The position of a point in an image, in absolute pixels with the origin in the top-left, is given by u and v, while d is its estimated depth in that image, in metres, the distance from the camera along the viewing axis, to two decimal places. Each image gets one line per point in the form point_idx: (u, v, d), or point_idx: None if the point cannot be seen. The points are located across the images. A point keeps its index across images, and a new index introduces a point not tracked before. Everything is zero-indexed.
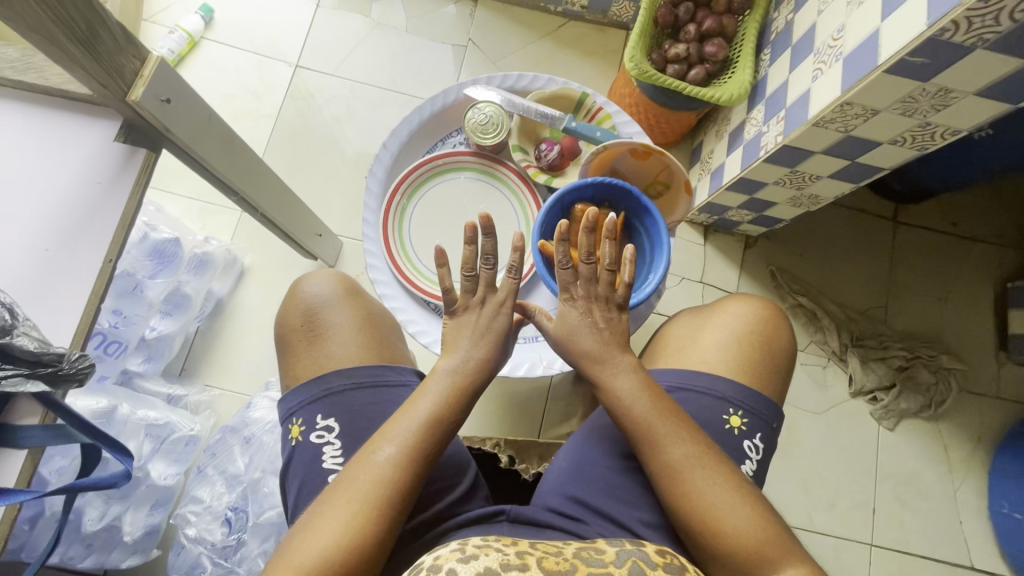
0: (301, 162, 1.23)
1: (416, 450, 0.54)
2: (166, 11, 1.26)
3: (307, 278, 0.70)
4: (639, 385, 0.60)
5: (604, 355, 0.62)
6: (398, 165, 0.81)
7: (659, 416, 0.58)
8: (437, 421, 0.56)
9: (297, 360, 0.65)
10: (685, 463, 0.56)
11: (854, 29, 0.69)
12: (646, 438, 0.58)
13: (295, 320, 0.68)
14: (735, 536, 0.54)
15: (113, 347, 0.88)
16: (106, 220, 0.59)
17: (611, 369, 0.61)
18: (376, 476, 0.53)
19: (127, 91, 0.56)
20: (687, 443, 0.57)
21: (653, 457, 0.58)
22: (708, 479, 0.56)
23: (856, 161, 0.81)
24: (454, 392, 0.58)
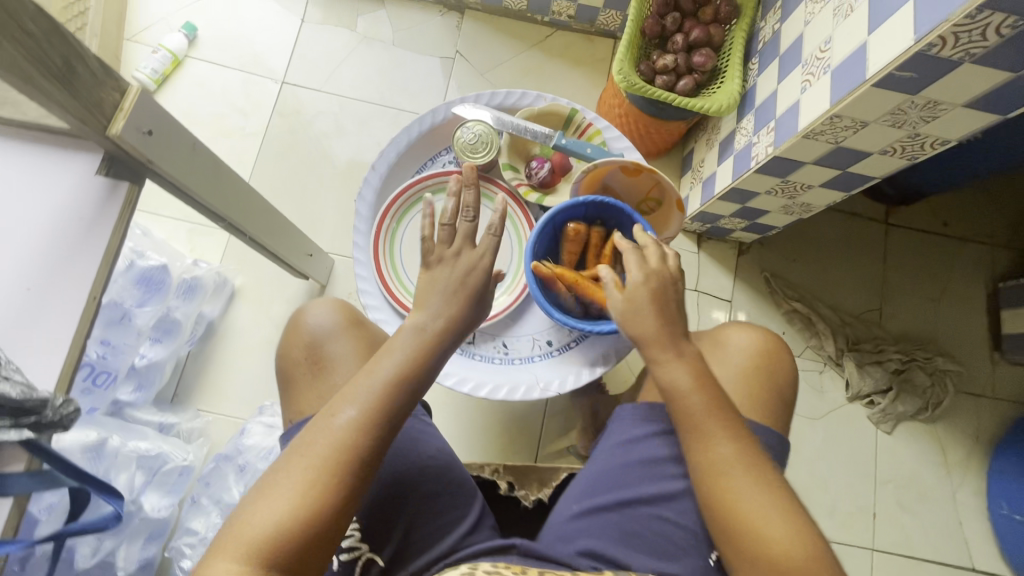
0: (290, 180, 1.21)
1: (379, 412, 0.54)
2: (149, 30, 1.24)
3: (310, 306, 0.66)
4: (695, 379, 0.61)
5: (669, 340, 0.62)
6: (386, 186, 0.79)
7: (709, 411, 0.59)
8: (405, 383, 0.56)
9: (300, 392, 0.62)
10: (732, 462, 0.58)
11: (841, 42, 0.69)
12: (694, 431, 0.59)
13: (298, 351, 0.64)
14: (772, 541, 0.54)
15: (102, 377, 0.86)
16: (88, 257, 0.58)
17: (667, 360, 0.62)
18: (338, 440, 0.52)
19: (107, 125, 0.55)
20: (734, 441, 0.58)
21: (701, 450, 0.59)
22: (749, 480, 0.57)
23: (846, 170, 0.81)
24: (421, 351, 0.57)
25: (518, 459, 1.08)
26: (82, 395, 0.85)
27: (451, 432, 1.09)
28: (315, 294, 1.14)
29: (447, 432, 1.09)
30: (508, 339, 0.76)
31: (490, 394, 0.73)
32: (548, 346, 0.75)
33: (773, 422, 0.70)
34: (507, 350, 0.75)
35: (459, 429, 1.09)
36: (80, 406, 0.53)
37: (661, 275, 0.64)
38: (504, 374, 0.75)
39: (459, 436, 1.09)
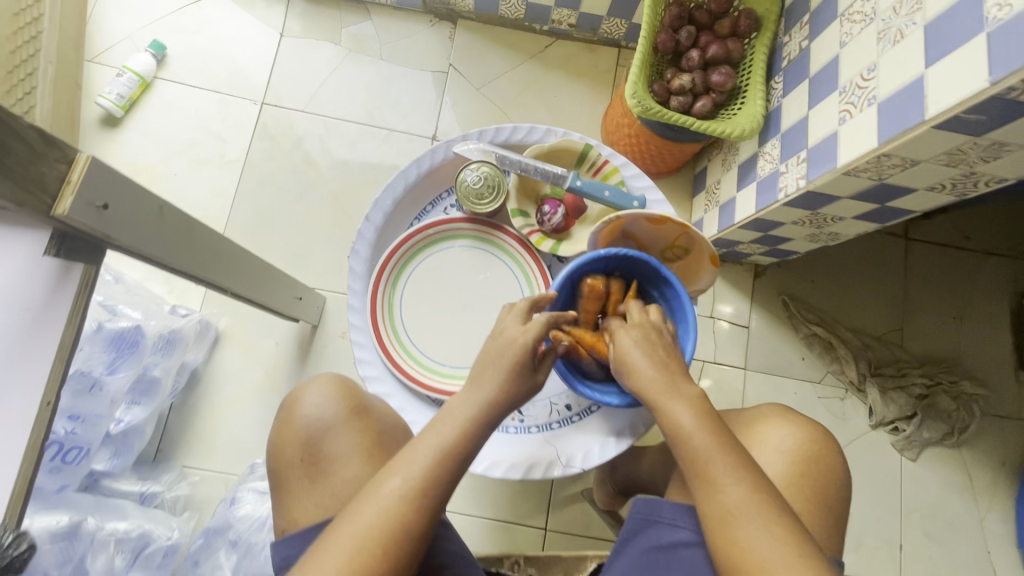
0: (275, 211, 1.12)
1: (426, 484, 0.51)
2: (113, 50, 1.14)
3: (307, 391, 0.61)
4: (698, 419, 0.54)
5: (669, 382, 0.57)
6: (383, 237, 0.71)
7: (714, 451, 0.52)
8: (453, 454, 0.53)
9: (295, 495, 0.58)
10: (741, 509, 0.50)
11: (889, 70, 0.61)
12: (701, 476, 0.52)
13: (293, 447, 0.59)
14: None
15: (72, 453, 0.77)
16: (37, 356, 0.50)
17: (668, 401, 0.56)
18: (381, 511, 0.49)
19: (52, 204, 0.46)
20: (745, 486, 0.51)
21: (705, 497, 0.52)
22: (764, 532, 0.48)
23: (885, 205, 0.75)
24: (472, 423, 0.55)
25: (530, 506, 1.02)
26: (49, 473, 0.76)
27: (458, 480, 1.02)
28: (307, 335, 1.06)
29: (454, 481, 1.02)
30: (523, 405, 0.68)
31: (507, 475, 0.65)
32: (568, 411, 0.68)
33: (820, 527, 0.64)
34: (522, 417, 0.68)
35: (466, 477, 1.02)
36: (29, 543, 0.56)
37: (645, 320, 0.61)
38: (520, 450, 0.66)
39: (467, 484, 1.02)
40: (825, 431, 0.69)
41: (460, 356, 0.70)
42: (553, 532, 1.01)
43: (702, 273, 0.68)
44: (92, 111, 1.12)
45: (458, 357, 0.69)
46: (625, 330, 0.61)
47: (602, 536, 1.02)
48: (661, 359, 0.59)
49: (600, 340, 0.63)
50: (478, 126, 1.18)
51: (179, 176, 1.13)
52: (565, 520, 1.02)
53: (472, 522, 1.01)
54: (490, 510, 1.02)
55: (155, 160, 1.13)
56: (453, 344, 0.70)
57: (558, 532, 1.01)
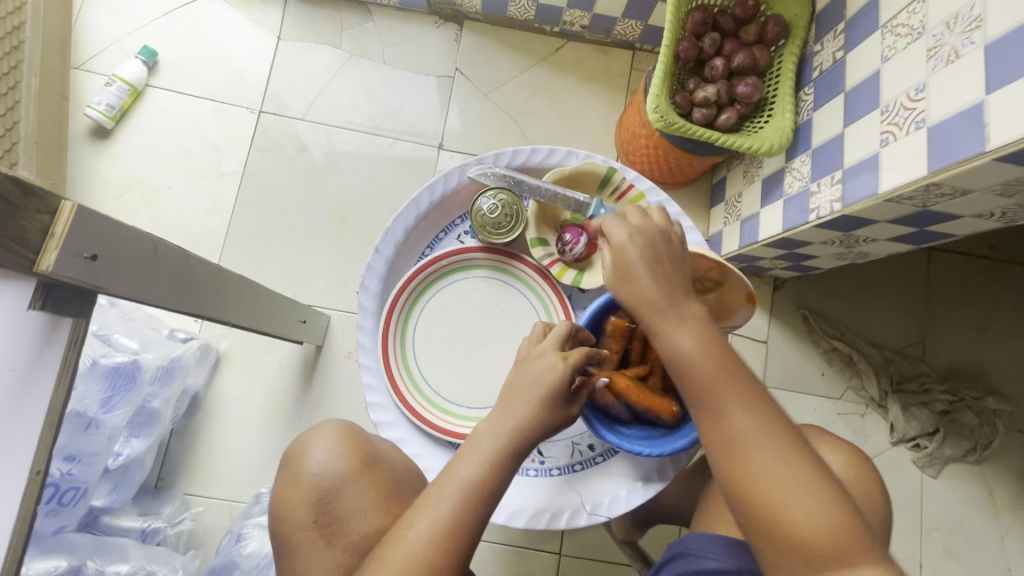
0: (275, 225, 1.08)
1: (453, 527, 0.48)
2: (101, 56, 1.09)
3: (311, 446, 0.59)
4: (706, 344, 0.49)
5: (673, 303, 0.51)
6: (393, 270, 0.67)
7: (722, 378, 0.48)
8: (483, 491, 0.49)
9: (308, 559, 0.55)
10: (751, 440, 0.46)
11: (940, 93, 0.57)
12: (703, 404, 0.48)
13: (302, 508, 0.57)
14: (811, 534, 0.43)
15: (69, 495, 0.74)
16: (22, 422, 0.46)
17: (672, 317, 0.51)
18: (410, 554, 0.46)
19: (35, 260, 0.42)
20: (753, 413, 0.47)
21: (711, 429, 0.48)
22: (774, 459, 0.45)
23: (925, 229, 0.70)
24: (501, 455, 0.51)
25: (543, 531, 0.99)
26: (48, 516, 0.73)
27: None
28: (311, 357, 1.02)
29: None
30: (543, 445, 0.65)
31: (530, 524, 0.62)
32: (590, 451, 0.65)
33: None
34: (542, 459, 0.65)
35: None
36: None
37: (645, 221, 0.54)
38: (542, 495, 0.63)
39: None
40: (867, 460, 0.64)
41: (477, 396, 0.66)
42: (567, 557, 0.98)
43: (736, 309, 0.63)
44: (81, 121, 1.07)
45: (476, 397, 0.66)
46: (625, 233, 0.54)
47: (617, 560, 0.99)
48: (665, 272, 0.52)
49: (627, 381, 0.59)
50: (486, 134, 1.12)
51: (174, 189, 1.08)
52: (579, 545, 0.99)
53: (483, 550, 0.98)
54: (502, 535, 0.99)
55: (148, 173, 1.08)
56: (469, 382, 0.66)
57: (572, 557, 0.99)
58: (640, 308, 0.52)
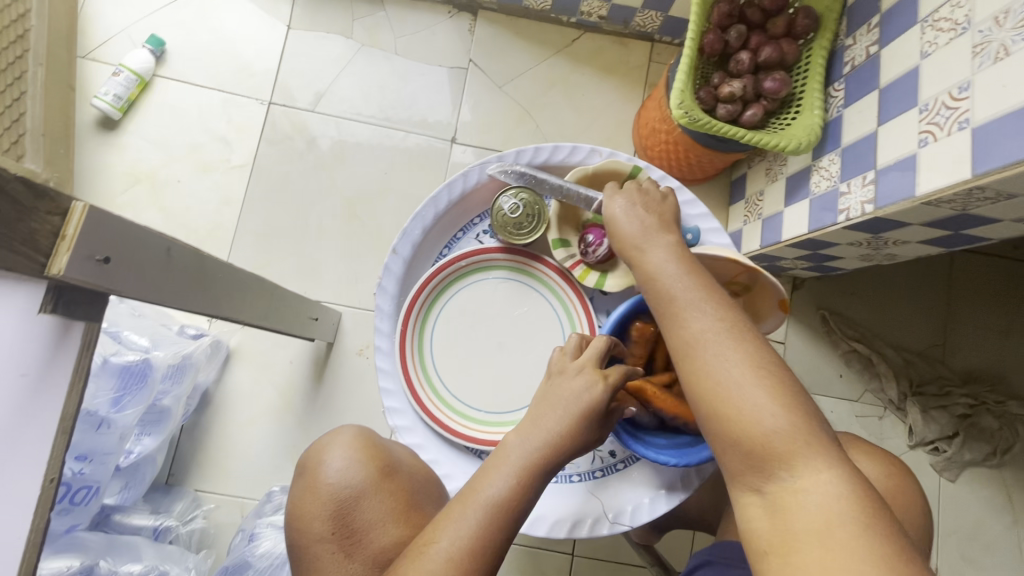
0: (285, 220, 1.06)
1: (475, 544, 0.46)
2: (108, 45, 1.06)
3: (327, 455, 0.58)
4: (676, 262, 0.53)
5: (646, 234, 0.55)
6: (410, 271, 0.65)
7: (685, 287, 0.50)
8: (510, 509, 0.48)
9: (326, 570, 0.54)
10: (703, 337, 0.48)
11: (987, 91, 0.54)
12: (664, 311, 0.51)
13: (319, 519, 0.56)
14: (749, 422, 0.44)
15: (81, 494, 0.73)
16: (35, 428, 0.45)
17: (645, 246, 0.54)
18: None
19: (46, 263, 0.40)
20: (713, 317, 0.48)
21: (670, 333, 0.50)
22: (725, 355, 0.46)
23: (960, 232, 0.68)
24: (530, 471, 0.50)
25: None
26: (60, 515, 0.72)
27: None
28: (322, 354, 1.00)
29: None
30: None
31: (551, 533, 0.61)
32: (611, 458, 0.63)
33: None
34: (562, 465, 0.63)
35: None
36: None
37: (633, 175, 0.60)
38: (564, 502, 0.62)
39: None
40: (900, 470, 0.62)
41: (495, 400, 0.64)
42: (580, 557, 0.98)
43: (766, 314, 0.61)
44: (88, 112, 1.05)
45: (494, 402, 0.64)
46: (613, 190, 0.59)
47: (631, 561, 0.98)
48: (643, 212, 0.57)
49: (653, 389, 0.57)
50: (500, 127, 1.10)
51: (183, 182, 1.06)
52: (592, 545, 0.98)
53: None
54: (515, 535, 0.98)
55: (157, 166, 1.06)
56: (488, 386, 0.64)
57: (585, 558, 0.98)
58: (617, 242, 0.56)
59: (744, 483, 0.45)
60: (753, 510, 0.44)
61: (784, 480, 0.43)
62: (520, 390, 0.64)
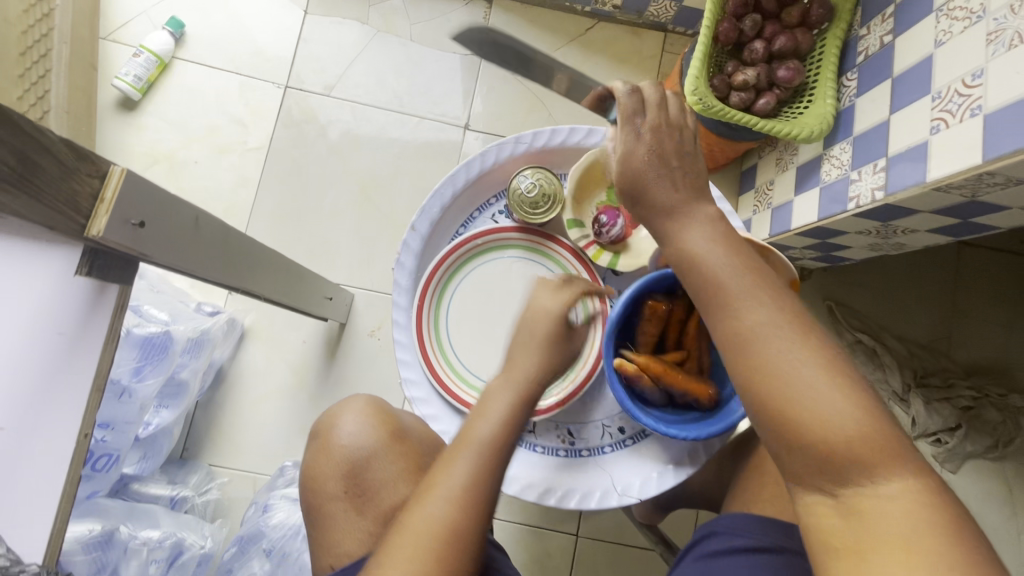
0: (301, 202, 1.08)
1: (471, 491, 0.47)
2: (128, 27, 1.08)
3: (340, 419, 0.60)
4: (718, 238, 0.46)
5: (680, 205, 0.47)
6: (428, 248, 0.67)
7: (734, 268, 0.44)
8: (499, 450, 0.49)
9: (339, 528, 0.56)
10: (761, 326, 0.42)
11: (1000, 79, 0.55)
12: (710, 296, 0.44)
13: (332, 479, 0.58)
14: (823, 421, 0.39)
15: (103, 460, 0.76)
16: (71, 384, 0.47)
17: (681, 218, 0.47)
18: (437, 516, 0.46)
19: (85, 224, 0.42)
20: (771, 306, 0.42)
21: (719, 322, 0.44)
22: (789, 347, 0.41)
23: (968, 220, 0.69)
24: (516, 405, 0.51)
25: (562, 512, 1.00)
26: (83, 481, 0.75)
27: None
28: (335, 334, 1.02)
29: None
30: (574, 427, 0.65)
31: (560, 503, 0.63)
32: (621, 434, 0.65)
33: None
34: (573, 440, 0.65)
35: None
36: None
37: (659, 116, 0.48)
38: (574, 474, 0.64)
39: None
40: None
41: None
42: (584, 538, 0.99)
43: None
44: (108, 93, 1.06)
45: None
46: (635, 137, 0.47)
47: (634, 542, 1.00)
48: (678, 176, 0.47)
49: (665, 365, 0.59)
50: (512, 114, 1.11)
51: (200, 163, 1.07)
52: (597, 527, 1.00)
53: (503, 527, 0.99)
54: (522, 515, 1.00)
55: (174, 146, 1.07)
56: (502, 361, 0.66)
57: (589, 539, 0.99)
58: (651, 214, 0.47)
59: (811, 487, 0.40)
60: (824, 517, 0.40)
61: (862, 485, 0.38)
62: None
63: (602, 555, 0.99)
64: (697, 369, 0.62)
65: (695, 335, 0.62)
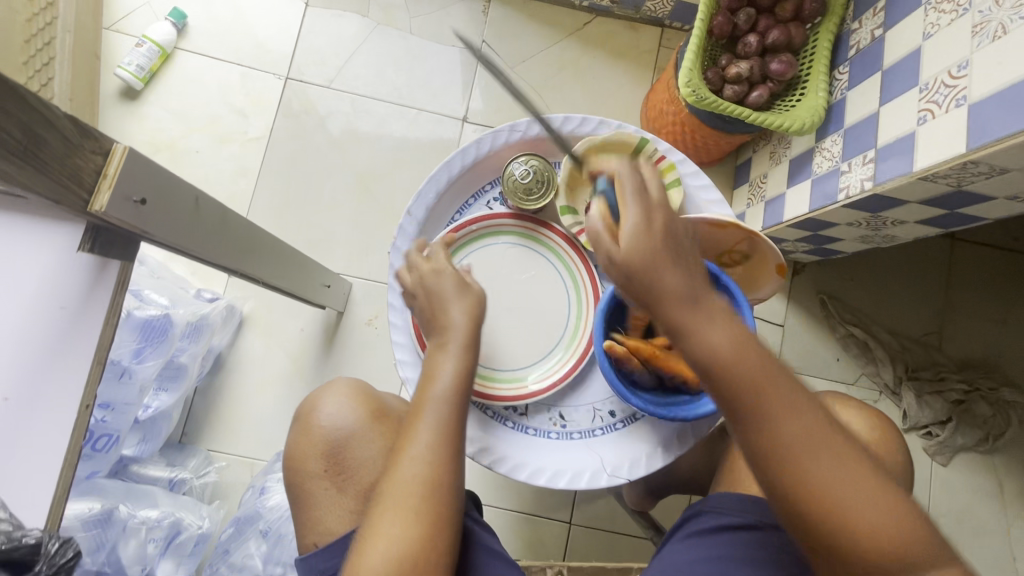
0: (300, 192, 1.09)
1: (438, 447, 0.52)
2: (131, 17, 1.09)
3: (321, 402, 0.62)
4: (739, 338, 0.44)
5: (696, 296, 0.45)
6: (423, 234, 0.68)
7: (761, 374, 0.44)
8: (456, 405, 0.54)
9: (322, 504, 0.59)
10: (801, 439, 0.43)
11: (984, 70, 0.57)
12: (748, 411, 0.44)
13: (314, 458, 0.60)
14: (871, 528, 0.42)
15: (103, 441, 0.77)
16: (73, 356, 0.48)
17: (699, 318, 0.45)
18: (415, 475, 0.51)
19: (89, 200, 0.43)
20: (807, 412, 0.44)
21: (759, 439, 0.44)
22: (828, 458, 0.43)
23: (955, 211, 0.70)
24: (462, 357, 0.56)
25: (555, 500, 1.01)
26: (82, 461, 0.76)
27: (483, 474, 1.01)
28: (333, 322, 1.03)
29: (479, 473, 1.01)
30: (566, 410, 0.66)
31: (551, 482, 0.64)
32: (612, 417, 0.66)
33: None
34: (564, 423, 0.66)
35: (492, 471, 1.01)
36: (78, 549, 0.53)
37: (657, 211, 0.47)
38: (565, 454, 0.65)
39: (491, 477, 1.01)
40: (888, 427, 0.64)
41: (501, 359, 0.67)
42: (577, 526, 1.01)
43: (764, 280, 0.64)
44: (111, 82, 1.08)
45: (500, 360, 0.67)
46: (644, 231, 0.46)
47: (627, 531, 1.01)
48: (691, 269, 0.46)
49: (655, 349, 0.60)
50: (509, 107, 1.12)
51: (201, 153, 1.09)
52: (590, 515, 1.01)
53: (496, 514, 1.00)
54: (515, 503, 1.01)
55: (175, 136, 1.09)
56: (495, 344, 0.67)
57: (582, 527, 1.01)
58: (669, 314, 0.45)
59: None
60: None
61: None
62: (526, 351, 0.67)
63: (595, 543, 1.00)
64: None
65: None
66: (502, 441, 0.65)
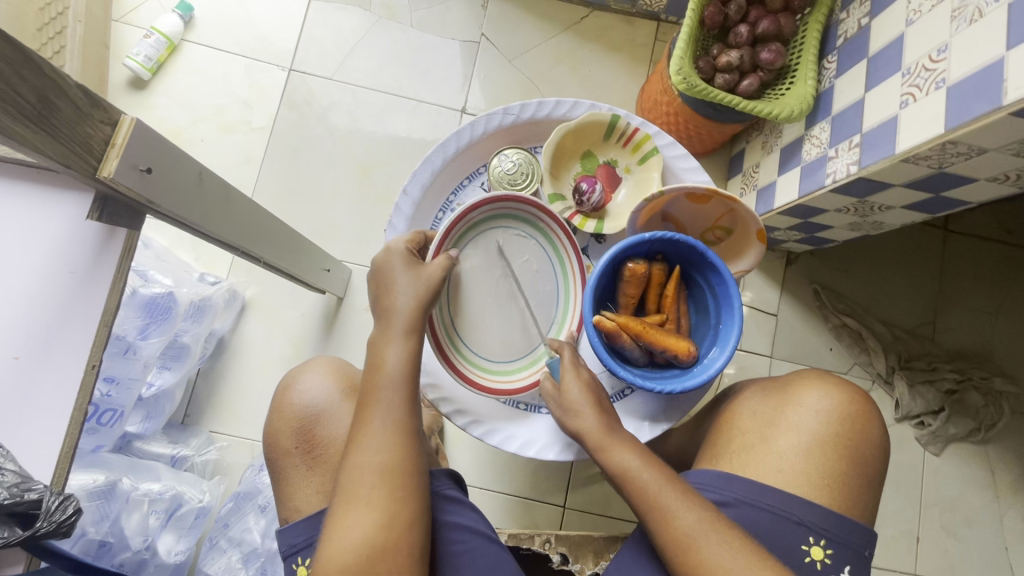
0: (302, 181, 1.11)
1: (396, 420, 0.54)
2: (140, 10, 1.12)
3: (298, 380, 0.65)
4: (645, 458, 0.57)
5: (609, 426, 0.59)
6: (419, 215, 0.70)
7: (648, 499, 0.55)
8: (407, 376, 0.55)
9: (294, 479, 0.62)
10: (696, 528, 0.52)
11: (963, 52, 0.58)
12: (652, 511, 0.54)
13: (287, 437, 0.63)
14: None
15: (107, 415, 0.80)
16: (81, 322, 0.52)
17: (610, 449, 0.58)
18: (379, 448, 0.52)
19: (97, 166, 0.46)
20: (695, 511, 0.53)
21: (662, 530, 0.54)
22: (722, 548, 0.52)
23: (938, 195, 0.71)
24: (409, 333, 0.56)
25: (549, 484, 1.03)
26: (87, 434, 0.79)
27: (478, 458, 1.02)
28: (333, 307, 1.05)
29: (474, 457, 1.02)
30: None
31: (539, 454, 0.68)
32: None
33: (857, 509, 0.61)
34: None
35: (489, 455, 1.03)
36: (78, 506, 0.55)
37: (582, 366, 0.63)
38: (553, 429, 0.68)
39: (487, 460, 1.02)
40: (866, 399, 0.64)
41: (503, 345, 0.67)
42: (571, 510, 1.02)
43: (747, 250, 0.65)
44: (120, 72, 1.11)
45: (501, 347, 0.68)
46: (574, 375, 0.62)
47: (622, 515, 1.02)
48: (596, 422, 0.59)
49: (643, 325, 0.61)
50: (508, 99, 1.14)
51: (206, 141, 1.11)
52: (585, 499, 1.02)
53: (492, 498, 1.02)
54: (512, 487, 1.03)
55: (181, 125, 1.11)
56: (495, 332, 0.67)
57: (576, 510, 1.02)
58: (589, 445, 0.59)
59: None
60: None
61: None
62: (523, 336, 0.68)
63: (589, 525, 1.02)
64: (676, 330, 0.65)
65: (673, 297, 0.64)
66: (491, 415, 0.68)
